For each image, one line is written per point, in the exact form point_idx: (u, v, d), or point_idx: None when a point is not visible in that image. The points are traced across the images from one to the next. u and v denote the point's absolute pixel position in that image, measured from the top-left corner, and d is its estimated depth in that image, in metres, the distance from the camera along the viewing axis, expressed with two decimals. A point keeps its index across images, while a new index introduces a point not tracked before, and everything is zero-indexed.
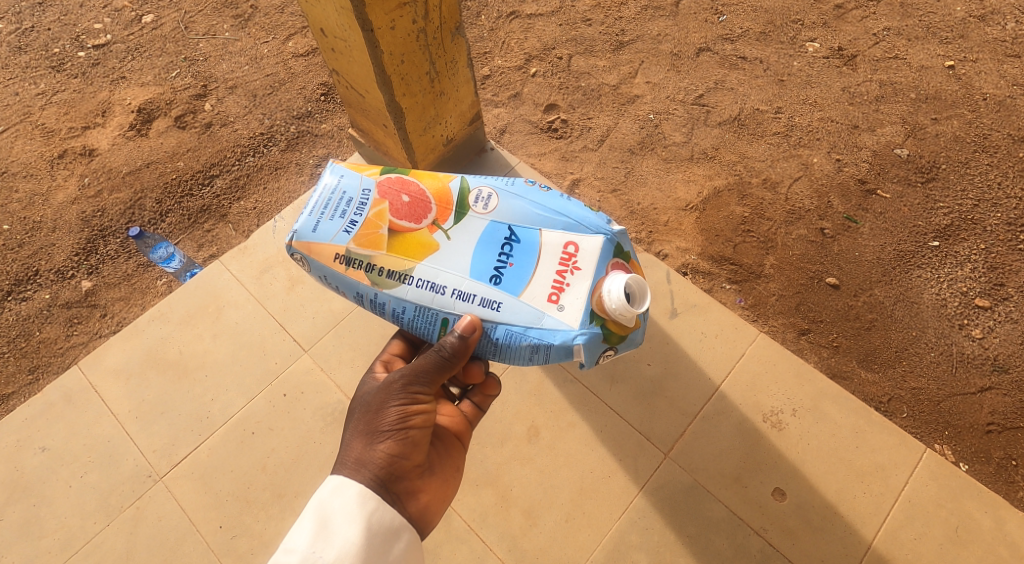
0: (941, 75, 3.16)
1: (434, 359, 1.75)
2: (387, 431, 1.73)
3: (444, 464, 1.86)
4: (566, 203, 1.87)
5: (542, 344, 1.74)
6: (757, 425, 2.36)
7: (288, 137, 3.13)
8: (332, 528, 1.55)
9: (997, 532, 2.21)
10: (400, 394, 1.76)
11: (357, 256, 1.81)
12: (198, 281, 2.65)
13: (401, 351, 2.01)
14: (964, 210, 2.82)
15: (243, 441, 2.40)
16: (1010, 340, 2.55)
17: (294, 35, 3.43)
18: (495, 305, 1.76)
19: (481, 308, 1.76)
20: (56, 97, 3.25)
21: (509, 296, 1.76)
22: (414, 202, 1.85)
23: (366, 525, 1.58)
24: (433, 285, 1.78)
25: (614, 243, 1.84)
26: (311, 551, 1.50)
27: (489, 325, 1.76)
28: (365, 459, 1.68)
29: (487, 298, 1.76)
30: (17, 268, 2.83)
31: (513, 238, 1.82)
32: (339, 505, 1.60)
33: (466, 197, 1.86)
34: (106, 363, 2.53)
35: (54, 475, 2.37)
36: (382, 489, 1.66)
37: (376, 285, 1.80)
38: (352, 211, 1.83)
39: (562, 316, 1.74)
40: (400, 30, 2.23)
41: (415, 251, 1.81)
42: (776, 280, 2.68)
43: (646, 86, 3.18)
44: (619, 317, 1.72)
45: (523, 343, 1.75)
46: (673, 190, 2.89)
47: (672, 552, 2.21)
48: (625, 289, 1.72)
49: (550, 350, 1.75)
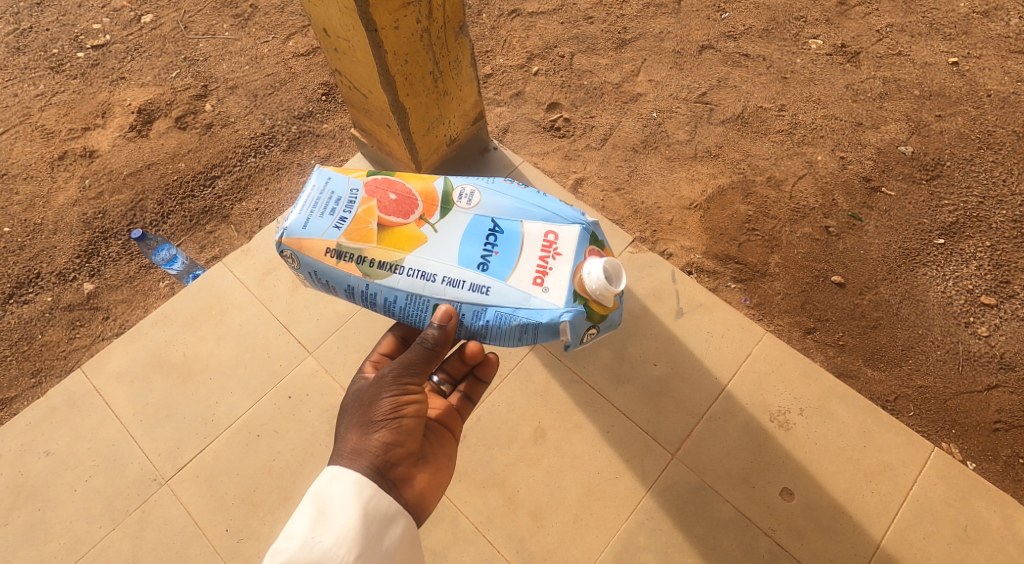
0: (945, 72, 3.15)
1: (419, 351, 1.75)
2: (381, 420, 1.70)
3: (436, 453, 1.83)
4: (543, 199, 1.89)
5: (530, 324, 1.73)
6: (764, 425, 2.36)
7: (290, 138, 3.11)
8: (331, 514, 1.54)
9: (1005, 530, 2.21)
10: (392, 386, 1.74)
11: (348, 250, 1.79)
12: (202, 283, 2.64)
13: (390, 350, 1.98)
14: (969, 207, 2.82)
15: (248, 443, 2.39)
16: (1016, 337, 2.55)
17: (294, 34, 3.41)
18: (484, 290, 1.75)
19: (470, 292, 1.75)
20: (56, 98, 3.23)
21: (496, 281, 1.75)
22: (400, 199, 1.85)
23: (364, 511, 1.56)
24: (424, 274, 1.78)
25: (589, 233, 1.86)
26: (311, 536, 1.49)
27: (478, 308, 1.75)
28: (361, 448, 1.66)
29: (476, 283, 1.76)
30: (19, 271, 2.81)
31: (497, 229, 1.82)
32: (337, 492, 1.58)
33: (450, 195, 1.85)
34: (109, 366, 2.52)
35: (60, 479, 2.36)
36: (378, 476, 1.63)
37: (368, 275, 1.79)
38: (341, 209, 1.83)
39: (548, 296, 1.73)
40: (403, 29, 2.21)
41: (404, 243, 1.80)
42: (781, 279, 2.67)
43: (649, 84, 3.17)
44: (600, 297, 1.74)
45: (512, 323, 1.74)
46: (676, 188, 2.89)
47: (681, 553, 2.21)
48: (604, 271, 1.73)
49: (538, 330, 1.74)
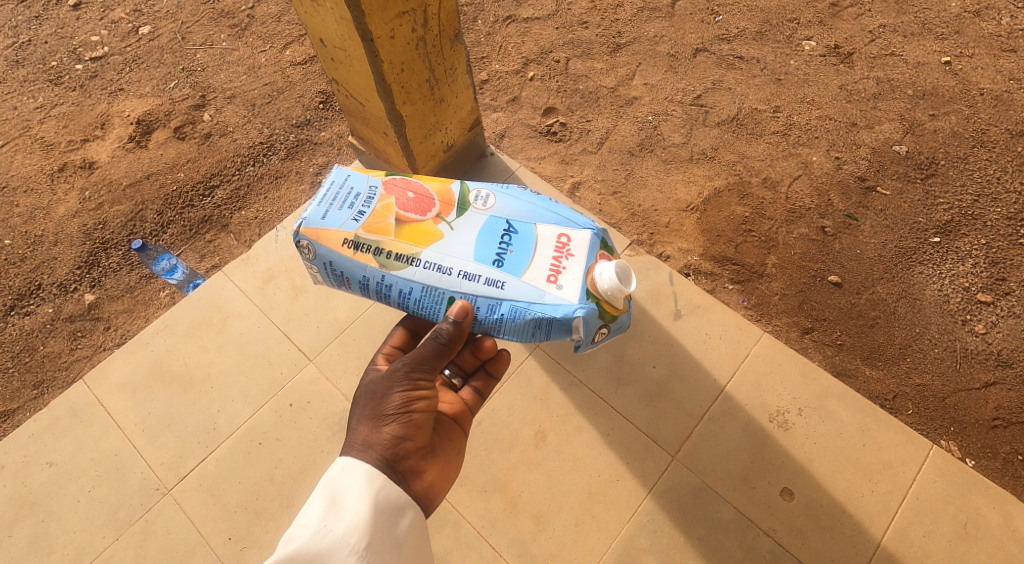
0: (938, 71, 3.17)
1: (432, 346, 1.74)
2: (392, 414, 1.71)
3: (445, 447, 1.84)
4: (556, 206, 1.91)
5: (544, 319, 1.74)
6: (764, 426, 2.37)
7: (288, 146, 3.13)
8: (342, 503, 1.56)
9: (1005, 527, 2.22)
10: (404, 381, 1.74)
11: (366, 241, 1.81)
12: (203, 293, 2.67)
13: (402, 343, 1.99)
14: (964, 206, 2.83)
15: (250, 452, 2.40)
16: (1013, 334, 2.56)
17: (291, 43, 3.44)
18: (499, 285, 1.76)
19: (486, 286, 1.76)
20: (55, 110, 3.25)
21: (511, 276, 1.76)
22: (419, 198, 1.87)
23: (374, 501, 1.58)
24: (440, 267, 1.78)
25: (600, 238, 1.88)
26: (322, 524, 1.52)
27: (493, 302, 1.76)
28: (372, 441, 1.67)
29: (492, 278, 1.76)
30: (20, 283, 2.82)
31: (511, 230, 1.83)
32: (349, 482, 1.60)
33: (466, 196, 1.88)
34: (110, 377, 2.54)
35: (63, 491, 2.37)
36: (389, 468, 1.65)
37: (384, 267, 1.80)
38: (360, 204, 1.85)
39: (562, 293, 1.74)
40: (399, 38, 2.23)
41: (421, 238, 1.81)
42: (778, 279, 2.69)
43: (644, 88, 3.19)
44: (611, 297, 1.76)
45: (526, 318, 1.74)
46: (673, 191, 2.90)
47: (683, 554, 2.22)
48: (617, 271, 1.76)
49: (552, 326, 1.74)
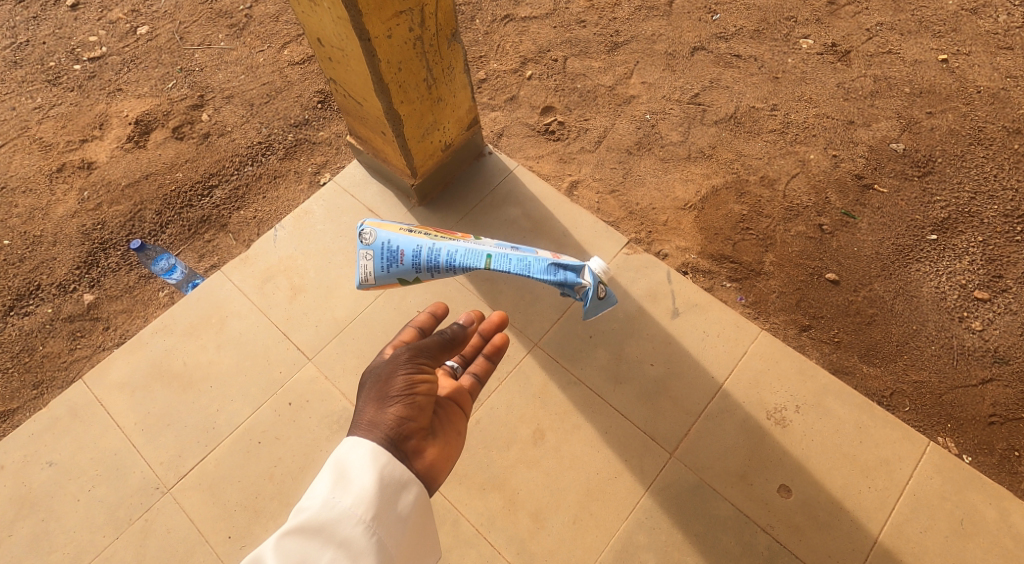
0: (935, 69, 3.18)
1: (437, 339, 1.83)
2: (396, 395, 1.70)
3: (449, 430, 1.80)
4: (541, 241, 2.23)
5: (564, 276, 1.98)
6: (761, 423, 2.38)
7: (286, 146, 3.13)
8: (350, 476, 1.51)
9: (1001, 523, 2.23)
10: (407, 364, 1.75)
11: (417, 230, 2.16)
12: (201, 293, 2.69)
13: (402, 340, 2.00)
14: (961, 203, 2.84)
15: (249, 450, 2.41)
16: (1009, 331, 2.57)
17: (289, 43, 3.44)
18: (521, 258, 2.00)
19: (514, 261, 2.00)
20: (53, 111, 3.25)
21: (529, 255, 2.03)
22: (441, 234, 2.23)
23: (382, 474, 1.53)
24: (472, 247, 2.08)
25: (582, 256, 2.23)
26: (330, 496, 1.47)
27: (521, 268, 1.99)
28: (376, 421, 1.64)
29: (515, 256, 2.01)
30: (20, 283, 2.83)
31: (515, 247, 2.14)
32: (357, 456, 1.55)
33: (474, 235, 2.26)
34: (110, 377, 2.55)
35: (63, 490, 2.38)
36: (393, 447, 1.60)
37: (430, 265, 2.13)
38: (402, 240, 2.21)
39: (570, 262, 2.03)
40: (396, 38, 2.24)
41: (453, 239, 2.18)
42: (776, 277, 2.69)
43: (642, 86, 3.19)
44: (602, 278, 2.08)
45: (550, 275, 1.98)
46: (671, 189, 2.91)
47: (681, 552, 2.22)
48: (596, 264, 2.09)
49: (571, 278, 1.98)
